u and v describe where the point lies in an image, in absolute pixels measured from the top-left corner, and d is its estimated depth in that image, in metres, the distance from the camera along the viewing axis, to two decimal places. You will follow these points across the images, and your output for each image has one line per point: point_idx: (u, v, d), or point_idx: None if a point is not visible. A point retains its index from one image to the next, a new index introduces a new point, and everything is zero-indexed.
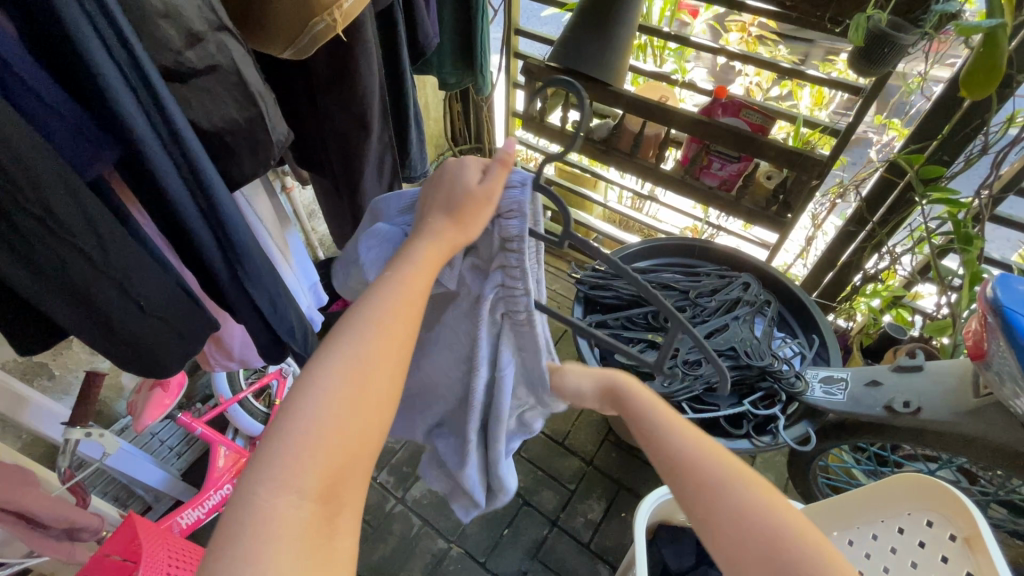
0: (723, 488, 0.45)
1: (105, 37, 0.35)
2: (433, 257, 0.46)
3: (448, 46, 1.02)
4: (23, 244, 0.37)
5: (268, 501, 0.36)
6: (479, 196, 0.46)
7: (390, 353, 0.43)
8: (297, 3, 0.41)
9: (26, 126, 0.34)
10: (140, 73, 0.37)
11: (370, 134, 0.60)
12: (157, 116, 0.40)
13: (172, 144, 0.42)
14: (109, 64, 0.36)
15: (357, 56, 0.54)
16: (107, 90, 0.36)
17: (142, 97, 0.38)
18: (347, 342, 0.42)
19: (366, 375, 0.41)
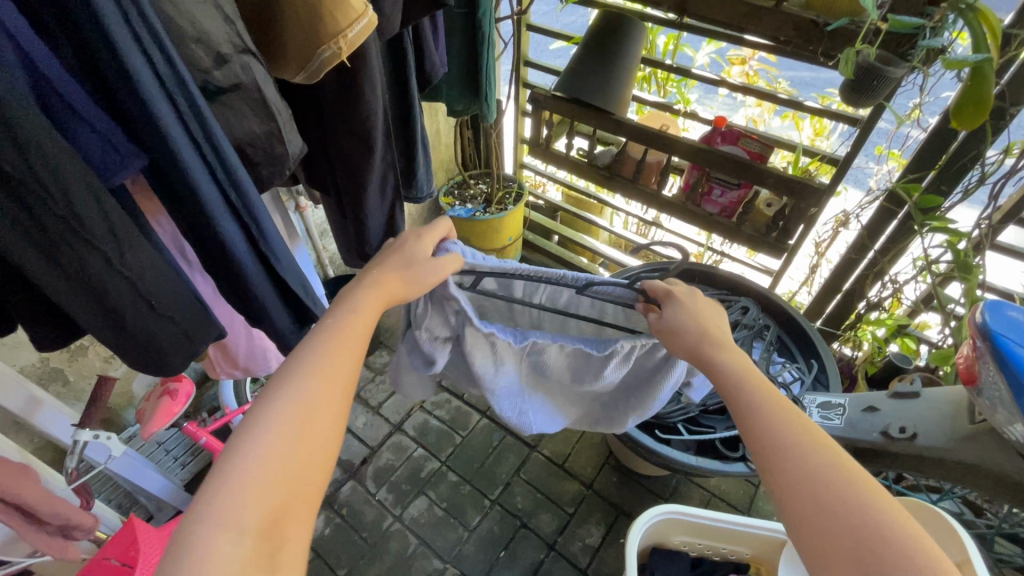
0: (798, 455, 0.46)
1: (148, 47, 0.39)
2: (372, 310, 0.56)
3: (456, 75, 1.08)
4: (47, 242, 0.41)
5: (206, 538, 0.39)
6: (427, 262, 0.60)
7: (331, 393, 0.49)
8: (308, 32, 0.46)
9: (60, 136, 0.38)
10: (179, 81, 0.41)
11: (372, 153, 0.64)
12: (203, 121, 0.44)
13: (210, 149, 0.46)
14: (149, 74, 0.39)
15: (363, 83, 0.58)
16: (148, 102, 0.40)
17: (181, 103, 0.42)
18: (286, 384, 0.48)
19: (310, 411, 0.47)
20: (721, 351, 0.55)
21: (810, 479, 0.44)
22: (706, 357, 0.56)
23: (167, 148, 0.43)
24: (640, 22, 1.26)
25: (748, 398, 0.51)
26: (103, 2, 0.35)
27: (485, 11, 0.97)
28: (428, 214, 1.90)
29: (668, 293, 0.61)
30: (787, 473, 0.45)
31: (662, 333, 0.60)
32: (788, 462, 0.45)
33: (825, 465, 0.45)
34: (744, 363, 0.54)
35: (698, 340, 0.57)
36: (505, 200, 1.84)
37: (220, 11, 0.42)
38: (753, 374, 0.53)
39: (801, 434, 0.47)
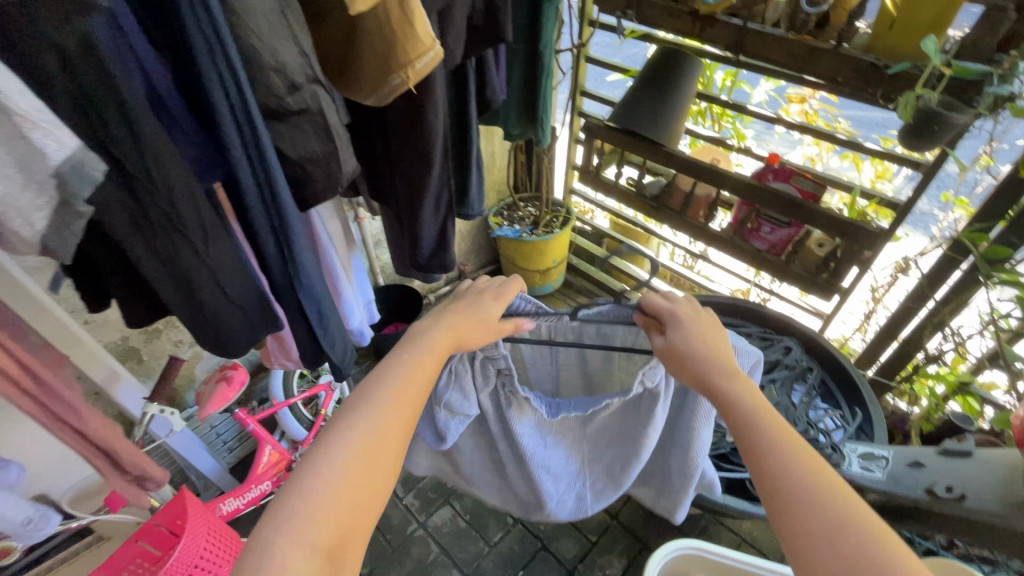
0: (802, 484, 0.46)
1: (224, 78, 0.44)
2: (442, 350, 0.60)
3: (514, 102, 1.14)
4: (149, 230, 0.48)
5: (280, 553, 0.42)
6: (489, 318, 0.64)
7: (398, 426, 0.53)
8: (383, 62, 0.52)
9: (169, 145, 0.44)
10: (242, 106, 0.46)
11: (431, 170, 0.70)
12: (257, 148, 0.49)
13: (259, 167, 0.50)
14: (220, 97, 0.45)
15: (426, 107, 0.64)
16: (216, 119, 0.46)
17: (239, 121, 0.47)
18: (358, 418, 0.51)
19: (378, 445, 0.50)
20: (727, 378, 0.56)
21: (812, 507, 0.45)
22: (710, 383, 0.57)
23: (250, 158, 0.49)
24: (697, 59, 1.29)
25: (754, 426, 0.52)
26: (199, 38, 0.41)
27: (546, 42, 1.03)
28: (477, 231, 1.97)
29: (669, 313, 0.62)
30: (792, 502, 0.46)
31: (666, 355, 0.61)
32: (791, 490, 0.46)
33: (828, 494, 0.46)
34: (754, 395, 0.55)
35: (701, 364, 0.58)
36: (552, 223, 1.88)
37: (299, 47, 0.47)
38: (766, 406, 0.54)
39: (804, 462, 0.48)
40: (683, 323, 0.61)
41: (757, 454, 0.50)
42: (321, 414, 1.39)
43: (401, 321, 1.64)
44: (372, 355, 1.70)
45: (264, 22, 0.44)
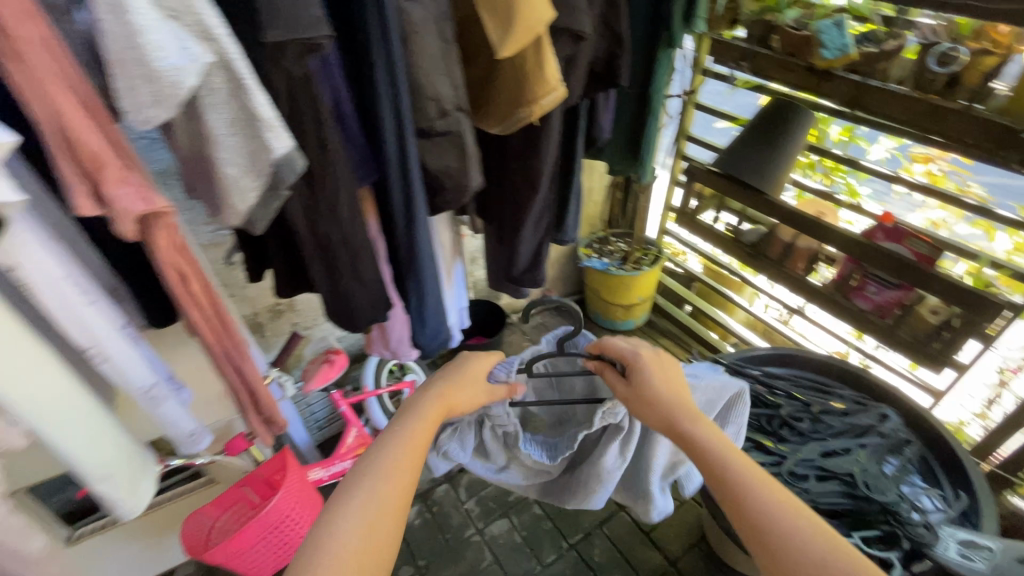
0: (783, 519, 0.50)
1: (396, 105, 0.56)
2: (431, 421, 0.63)
3: (620, 140, 1.21)
4: (318, 214, 0.61)
5: None
6: (471, 384, 0.68)
7: (397, 498, 0.55)
8: (515, 99, 0.61)
9: (342, 151, 0.57)
10: (402, 128, 0.58)
11: (536, 193, 0.78)
12: (405, 161, 0.60)
13: (403, 177, 0.61)
14: (389, 118, 0.56)
15: (542, 138, 0.72)
16: (383, 136, 0.57)
17: (397, 140, 0.58)
18: (356, 499, 0.54)
19: (379, 522, 0.53)
20: (694, 422, 0.59)
21: (797, 546, 0.48)
22: (681, 429, 0.59)
23: (400, 168, 0.61)
24: (811, 111, 1.29)
25: (732, 469, 0.54)
26: (381, 73, 0.53)
27: (656, 89, 1.09)
28: (566, 260, 2.05)
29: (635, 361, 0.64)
30: (773, 547, 0.49)
31: (634, 406, 0.62)
32: (776, 534, 0.49)
33: (801, 530, 0.49)
34: (727, 439, 0.57)
35: (665, 408, 0.60)
36: (641, 260, 1.90)
37: (453, 82, 0.58)
38: (738, 450, 0.56)
39: (776, 496, 0.51)
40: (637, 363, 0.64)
41: (742, 498, 0.52)
42: None
43: (484, 335, 1.73)
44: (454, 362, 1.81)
45: (429, 61, 0.55)
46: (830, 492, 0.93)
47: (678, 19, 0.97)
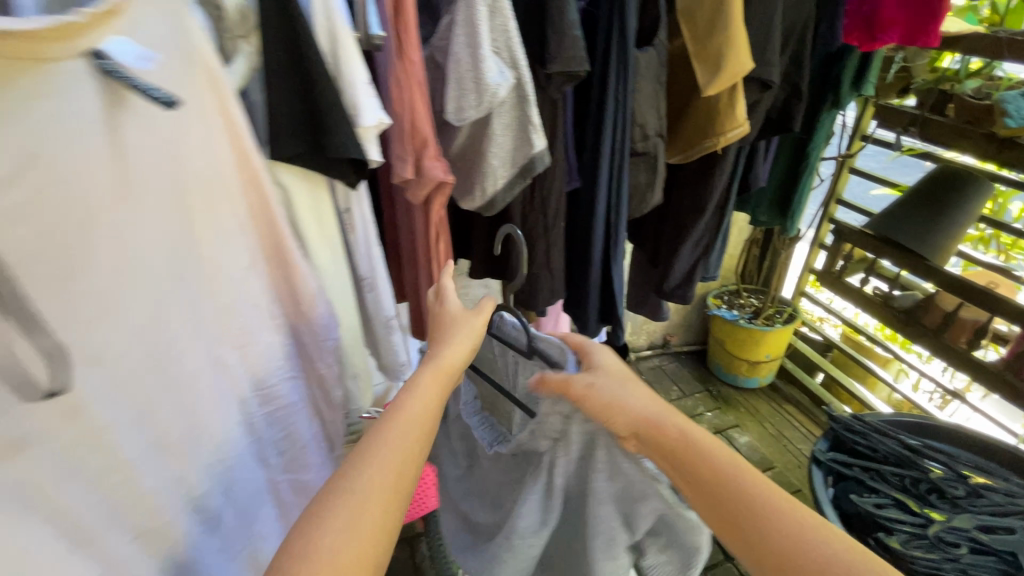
0: (802, 527, 0.39)
1: (618, 128, 0.73)
2: (434, 389, 0.47)
3: (771, 190, 1.28)
4: (529, 206, 0.78)
5: None
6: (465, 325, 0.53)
7: (399, 482, 0.41)
8: (701, 133, 0.75)
9: (559, 158, 0.74)
10: (620, 146, 0.74)
11: (701, 217, 0.89)
12: (617, 172, 0.76)
13: (614, 184, 0.78)
14: (609, 137, 0.73)
15: (715, 170, 0.85)
16: (601, 150, 0.74)
17: (615, 154, 0.75)
18: (336, 521, 0.38)
19: (371, 526, 0.39)
20: (673, 414, 0.45)
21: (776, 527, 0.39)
22: (654, 425, 0.45)
23: (609, 178, 0.77)
24: (987, 182, 1.25)
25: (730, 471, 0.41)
26: (609, 102, 0.71)
27: (814, 147, 1.16)
28: (692, 309, 2.08)
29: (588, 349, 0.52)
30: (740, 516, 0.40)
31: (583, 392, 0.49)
32: (773, 530, 0.39)
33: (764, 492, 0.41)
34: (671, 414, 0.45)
35: (633, 403, 0.46)
36: (774, 317, 1.88)
37: (658, 114, 0.76)
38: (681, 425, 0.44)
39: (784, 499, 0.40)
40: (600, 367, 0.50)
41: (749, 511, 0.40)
42: None
43: None
44: None
45: (642, 99, 0.73)
46: (987, 568, 0.85)
47: (847, 82, 1.05)
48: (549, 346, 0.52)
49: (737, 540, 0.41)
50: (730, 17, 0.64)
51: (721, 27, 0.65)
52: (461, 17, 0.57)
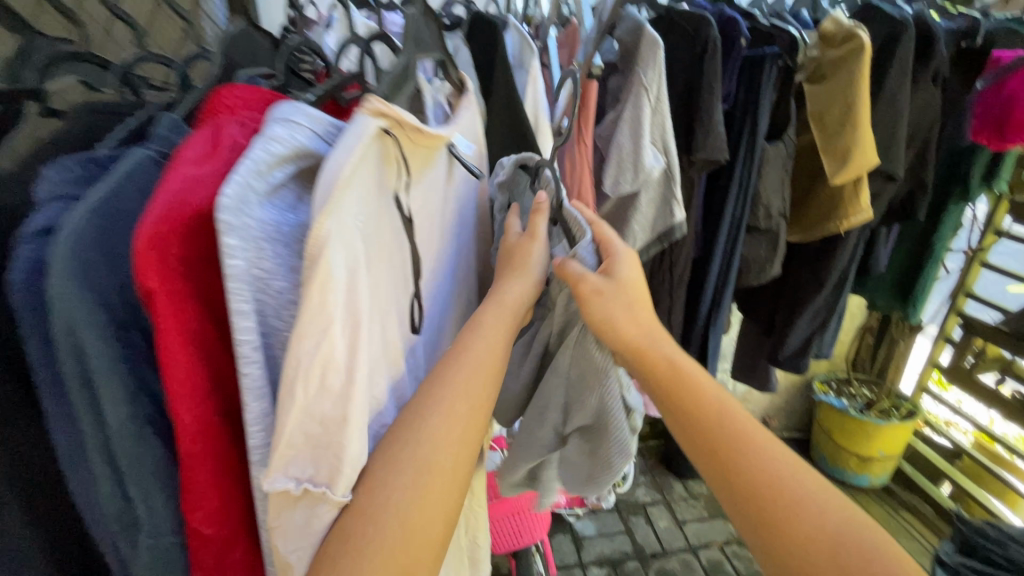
0: (799, 485, 0.38)
1: (738, 205, 0.84)
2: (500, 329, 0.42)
3: (892, 275, 1.28)
4: (656, 268, 0.89)
5: None
6: (524, 252, 0.46)
7: (467, 430, 0.36)
8: (825, 216, 0.85)
9: (690, 228, 0.85)
10: (737, 221, 0.85)
11: (819, 291, 0.95)
12: (733, 242, 0.86)
13: (727, 252, 0.88)
14: (728, 211, 0.85)
15: (835, 249, 0.92)
16: (720, 223, 0.85)
17: (731, 227, 0.86)
18: (409, 459, 0.34)
19: (442, 473, 0.34)
20: (662, 342, 0.45)
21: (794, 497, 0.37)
22: (642, 353, 0.44)
23: (727, 248, 0.87)
24: None
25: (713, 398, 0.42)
26: (735, 183, 0.82)
27: (940, 236, 1.16)
28: (796, 392, 2.01)
29: (613, 251, 0.46)
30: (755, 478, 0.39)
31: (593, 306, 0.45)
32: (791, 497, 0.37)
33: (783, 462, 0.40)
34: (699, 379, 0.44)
35: (626, 327, 0.44)
36: (890, 411, 1.77)
37: (782, 197, 0.86)
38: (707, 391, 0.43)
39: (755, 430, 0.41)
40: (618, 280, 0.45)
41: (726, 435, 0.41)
42: None
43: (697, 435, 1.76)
44: (658, 455, 1.82)
45: (768, 183, 0.83)
46: None
47: (977, 177, 1.08)
48: (584, 252, 0.45)
49: (740, 511, 0.39)
50: (858, 122, 0.75)
51: (849, 128, 0.76)
52: (628, 114, 0.73)
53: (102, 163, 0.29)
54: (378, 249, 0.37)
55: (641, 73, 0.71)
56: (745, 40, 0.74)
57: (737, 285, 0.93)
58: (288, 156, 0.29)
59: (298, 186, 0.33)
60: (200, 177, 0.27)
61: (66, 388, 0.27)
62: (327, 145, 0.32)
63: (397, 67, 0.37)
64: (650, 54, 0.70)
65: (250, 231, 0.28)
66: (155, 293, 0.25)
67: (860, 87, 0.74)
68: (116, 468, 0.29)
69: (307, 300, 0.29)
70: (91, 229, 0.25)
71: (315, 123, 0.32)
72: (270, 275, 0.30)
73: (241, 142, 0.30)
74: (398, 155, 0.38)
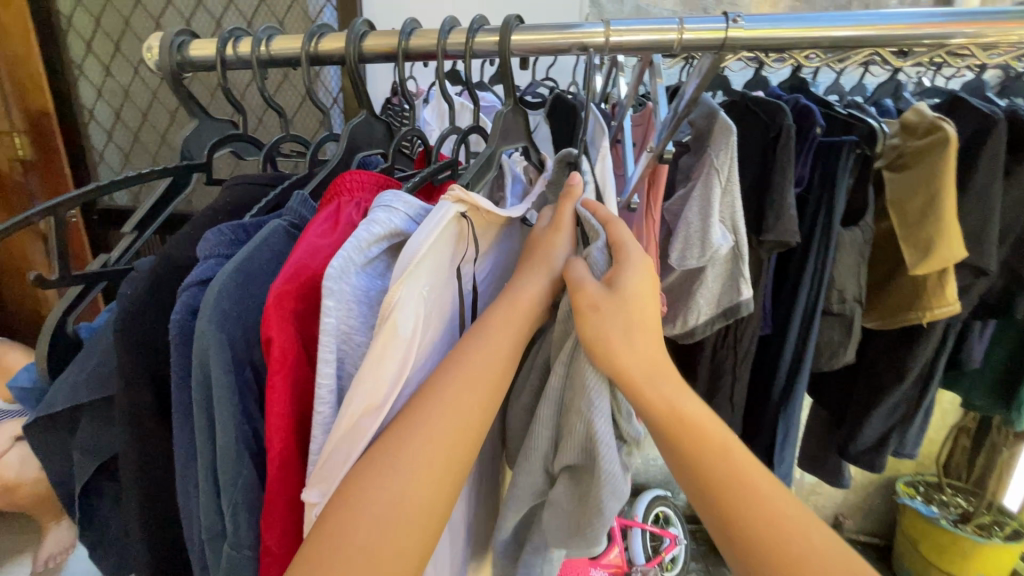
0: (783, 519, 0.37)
1: (813, 288, 0.82)
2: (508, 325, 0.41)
3: (990, 375, 1.17)
4: (724, 342, 0.87)
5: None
6: (537, 259, 0.46)
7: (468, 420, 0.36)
8: (907, 306, 0.81)
9: (758, 306, 0.84)
10: (812, 305, 0.83)
11: (899, 384, 0.89)
12: (807, 325, 0.84)
13: (801, 336, 0.85)
14: (803, 294, 0.83)
15: (918, 342, 0.87)
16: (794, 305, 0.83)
17: (805, 310, 0.84)
18: (407, 448, 0.34)
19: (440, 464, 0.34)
20: (659, 380, 0.42)
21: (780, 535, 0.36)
22: (635, 387, 0.41)
23: (799, 329, 0.85)
24: None
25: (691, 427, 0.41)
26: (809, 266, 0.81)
27: None
28: (875, 492, 1.82)
29: (626, 252, 0.44)
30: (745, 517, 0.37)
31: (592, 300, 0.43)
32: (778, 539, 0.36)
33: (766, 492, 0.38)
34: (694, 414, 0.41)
35: (619, 348, 0.41)
36: (990, 529, 1.56)
37: (859, 282, 0.83)
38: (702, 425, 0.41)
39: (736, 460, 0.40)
40: (621, 282, 0.43)
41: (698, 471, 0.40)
42: (659, 555, 1.48)
43: None
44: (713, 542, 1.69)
45: (845, 268, 0.81)
46: None
47: None
48: (594, 256, 0.45)
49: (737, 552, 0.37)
50: (942, 214, 0.73)
51: (932, 220, 0.74)
52: (698, 193, 0.75)
53: (248, 230, 0.36)
54: (439, 307, 0.42)
55: (713, 155, 0.73)
56: (820, 129, 0.75)
57: (809, 370, 0.88)
58: (384, 236, 0.37)
59: (387, 258, 0.40)
60: (319, 249, 0.35)
61: (193, 408, 0.34)
62: (416, 224, 0.40)
63: (481, 161, 0.43)
64: (723, 138, 0.72)
65: (344, 293, 0.35)
66: (273, 339, 0.32)
67: (945, 180, 0.72)
68: (217, 483, 0.34)
69: (380, 343, 0.35)
70: (231, 283, 0.32)
71: (409, 208, 0.39)
72: (352, 329, 0.36)
73: (355, 220, 0.38)
74: (471, 234, 0.44)
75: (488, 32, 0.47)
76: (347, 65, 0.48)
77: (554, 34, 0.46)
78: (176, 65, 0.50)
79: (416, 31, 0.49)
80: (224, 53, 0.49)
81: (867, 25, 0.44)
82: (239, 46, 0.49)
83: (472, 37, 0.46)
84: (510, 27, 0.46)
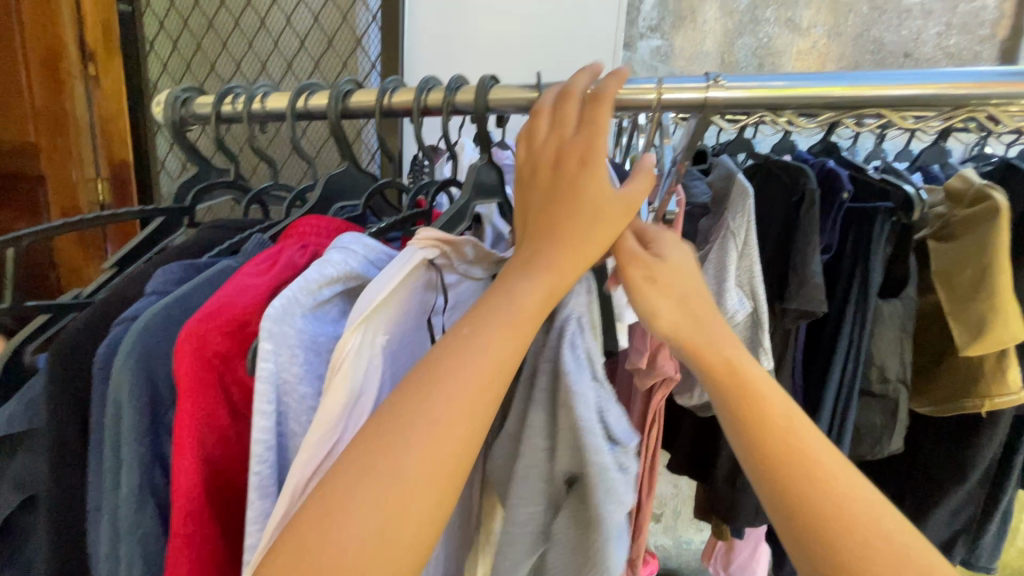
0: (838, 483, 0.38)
1: (850, 365, 0.74)
2: (525, 312, 0.38)
3: None
4: None
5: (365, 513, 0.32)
6: (610, 203, 0.43)
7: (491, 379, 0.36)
8: (964, 390, 0.71)
9: (785, 381, 0.77)
10: (850, 383, 0.75)
11: (961, 481, 0.77)
12: (845, 404, 0.75)
13: (838, 417, 0.76)
14: (838, 370, 0.75)
15: (981, 434, 0.76)
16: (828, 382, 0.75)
17: (843, 389, 0.75)
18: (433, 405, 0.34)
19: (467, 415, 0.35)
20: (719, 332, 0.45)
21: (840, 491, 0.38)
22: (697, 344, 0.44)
23: (835, 410, 0.76)
24: None
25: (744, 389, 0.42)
26: (844, 341, 0.74)
27: None
28: None
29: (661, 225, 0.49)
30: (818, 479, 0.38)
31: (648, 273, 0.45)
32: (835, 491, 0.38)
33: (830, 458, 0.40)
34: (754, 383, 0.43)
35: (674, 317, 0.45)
36: None
37: (904, 361, 0.75)
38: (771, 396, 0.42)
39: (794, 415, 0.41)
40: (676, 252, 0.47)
41: (765, 429, 0.41)
42: None
43: None
44: None
45: (885, 344, 0.73)
46: None
47: None
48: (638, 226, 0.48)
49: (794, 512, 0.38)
50: (997, 287, 0.65)
51: (985, 295, 0.66)
52: (713, 256, 0.71)
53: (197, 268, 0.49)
54: (400, 349, 0.45)
55: (730, 218, 0.69)
56: (849, 193, 0.70)
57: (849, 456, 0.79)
58: (336, 276, 0.43)
59: (340, 304, 0.46)
60: (249, 289, 0.43)
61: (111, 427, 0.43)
62: (371, 269, 0.46)
63: (454, 209, 0.47)
64: (739, 200, 0.69)
65: (282, 335, 0.40)
66: (186, 373, 0.39)
67: (998, 252, 0.65)
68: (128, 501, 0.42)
69: (331, 386, 0.38)
70: (163, 318, 0.43)
71: (369, 252, 0.46)
72: (292, 371, 0.41)
73: (294, 261, 0.47)
74: (439, 280, 0.47)
75: (466, 91, 0.49)
76: (328, 118, 0.52)
77: (524, 92, 0.48)
78: (180, 118, 0.57)
79: (398, 89, 0.52)
80: (220, 108, 0.55)
81: (907, 84, 0.45)
82: (234, 101, 0.56)
83: (450, 96, 0.49)
84: (484, 88, 0.48)
